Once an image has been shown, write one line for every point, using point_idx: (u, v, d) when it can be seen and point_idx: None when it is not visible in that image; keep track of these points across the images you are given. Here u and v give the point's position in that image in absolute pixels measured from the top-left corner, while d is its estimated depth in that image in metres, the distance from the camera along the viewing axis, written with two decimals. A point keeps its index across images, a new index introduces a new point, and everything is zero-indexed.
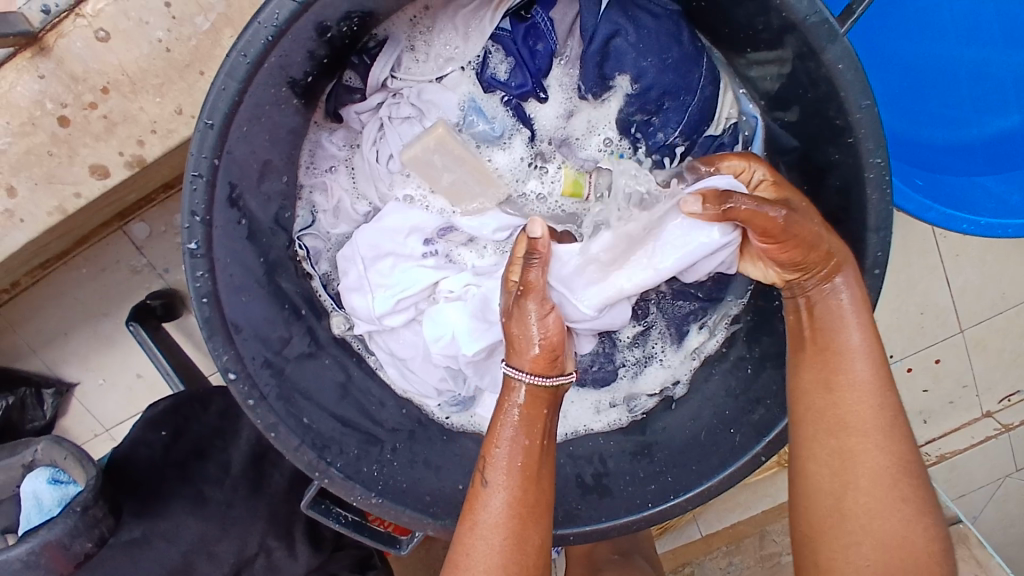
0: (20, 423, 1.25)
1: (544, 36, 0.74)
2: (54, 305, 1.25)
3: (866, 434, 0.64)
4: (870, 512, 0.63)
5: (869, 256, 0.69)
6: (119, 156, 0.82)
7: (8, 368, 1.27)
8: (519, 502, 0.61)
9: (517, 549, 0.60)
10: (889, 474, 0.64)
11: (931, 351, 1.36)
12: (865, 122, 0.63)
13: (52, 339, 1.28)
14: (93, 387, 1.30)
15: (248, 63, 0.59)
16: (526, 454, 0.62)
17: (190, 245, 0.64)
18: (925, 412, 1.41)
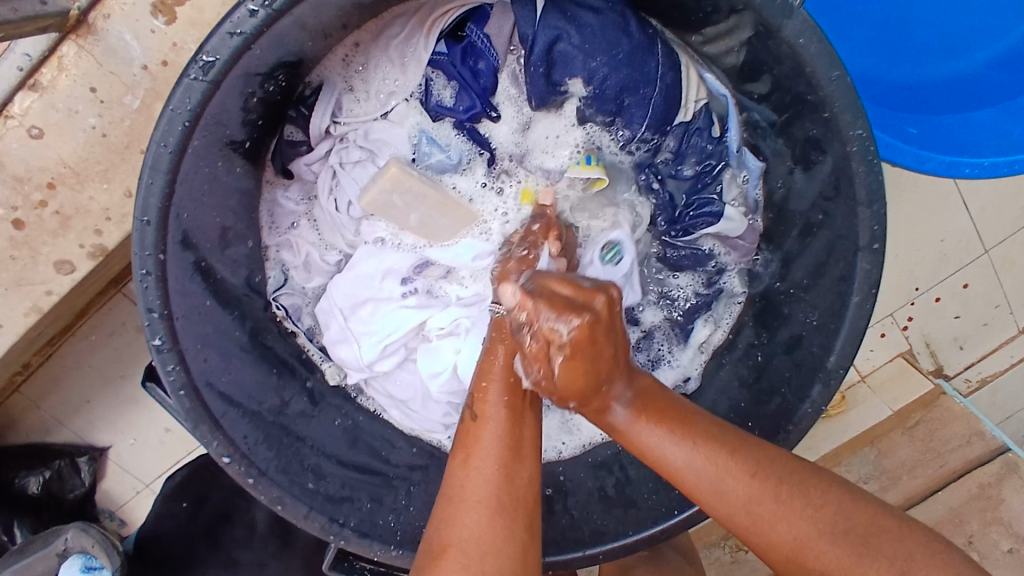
0: (59, 500, 1.09)
1: (484, 53, 0.69)
2: (70, 375, 1.08)
3: (751, 511, 0.54)
4: (841, 575, 0.52)
5: (865, 231, 0.64)
6: (80, 248, 0.79)
7: (38, 445, 1.10)
8: (512, 440, 0.56)
9: (508, 478, 0.53)
10: (840, 520, 0.53)
11: (959, 276, 1.21)
12: (837, 96, 0.59)
13: (76, 406, 1.09)
14: (125, 449, 1.12)
15: (171, 152, 0.55)
16: (513, 395, 0.59)
17: (155, 342, 0.62)
18: (960, 336, 1.25)
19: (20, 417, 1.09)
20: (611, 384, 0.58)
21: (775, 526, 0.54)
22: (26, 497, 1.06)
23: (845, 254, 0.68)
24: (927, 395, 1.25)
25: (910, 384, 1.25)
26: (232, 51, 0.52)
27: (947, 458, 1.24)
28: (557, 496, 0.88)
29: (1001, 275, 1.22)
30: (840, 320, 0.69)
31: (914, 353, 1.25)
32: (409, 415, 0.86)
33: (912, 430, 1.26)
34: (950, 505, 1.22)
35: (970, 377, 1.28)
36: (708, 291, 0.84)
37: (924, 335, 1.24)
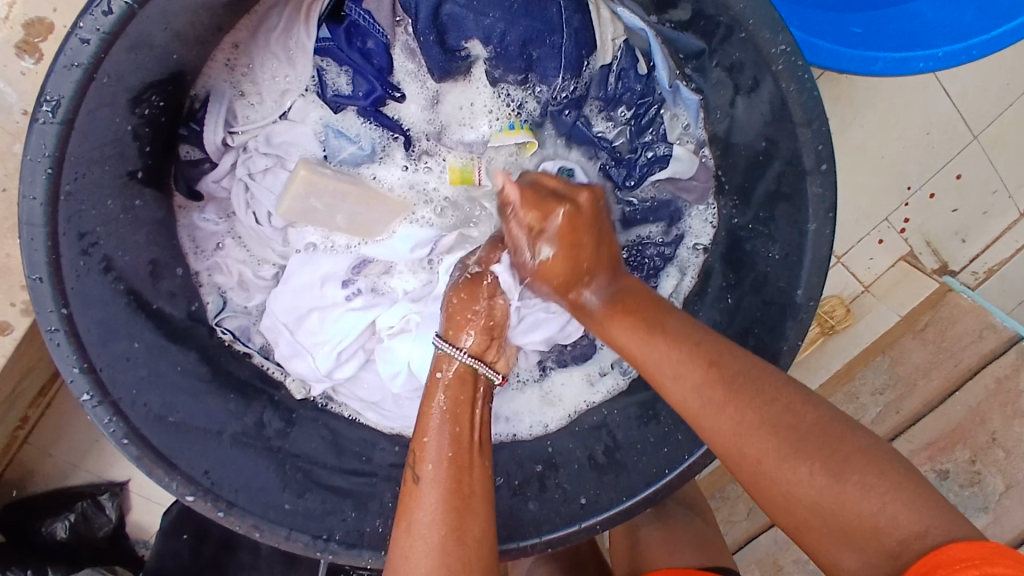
0: (91, 539, 1.09)
1: (370, 32, 0.66)
2: (74, 418, 1.07)
3: (702, 402, 0.52)
4: (777, 467, 0.49)
5: (810, 153, 0.59)
6: (12, 306, 0.76)
7: (60, 489, 1.09)
8: (456, 487, 0.53)
9: (457, 543, 0.50)
10: (787, 422, 0.49)
11: (949, 168, 1.14)
12: (749, 12, 0.54)
13: (92, 444, 1.09)
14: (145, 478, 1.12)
15: (44, 204, 0.53)
16: (454, 445, 0.55)
17: (84, 398, 0.59)
18: (961, 229, 1.18)
19: (36, 466, 1.08)
20: (589, 279, 0.60)
21: (718, 421, 0.51)
22: (57, 542, 1.06)
23: (793, 180, 0.62)
24: (930, 296, 1.19)
25: (914, 285, 1.19)
26: (73, 86, 0.50)
27: (961, 356, 1.18)
28: (549, 472, 0.83)
29: (992, 157, 1.15)
30: (800, 253, 0.64)
31: (915, 254, 1.19)
32: (387, 416, 0.80)
33: (923, 333, 1.20)
34: (970, 405, 1.17)
35: (976, 270, 1.21)
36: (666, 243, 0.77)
37: (922, 234, 1.18)
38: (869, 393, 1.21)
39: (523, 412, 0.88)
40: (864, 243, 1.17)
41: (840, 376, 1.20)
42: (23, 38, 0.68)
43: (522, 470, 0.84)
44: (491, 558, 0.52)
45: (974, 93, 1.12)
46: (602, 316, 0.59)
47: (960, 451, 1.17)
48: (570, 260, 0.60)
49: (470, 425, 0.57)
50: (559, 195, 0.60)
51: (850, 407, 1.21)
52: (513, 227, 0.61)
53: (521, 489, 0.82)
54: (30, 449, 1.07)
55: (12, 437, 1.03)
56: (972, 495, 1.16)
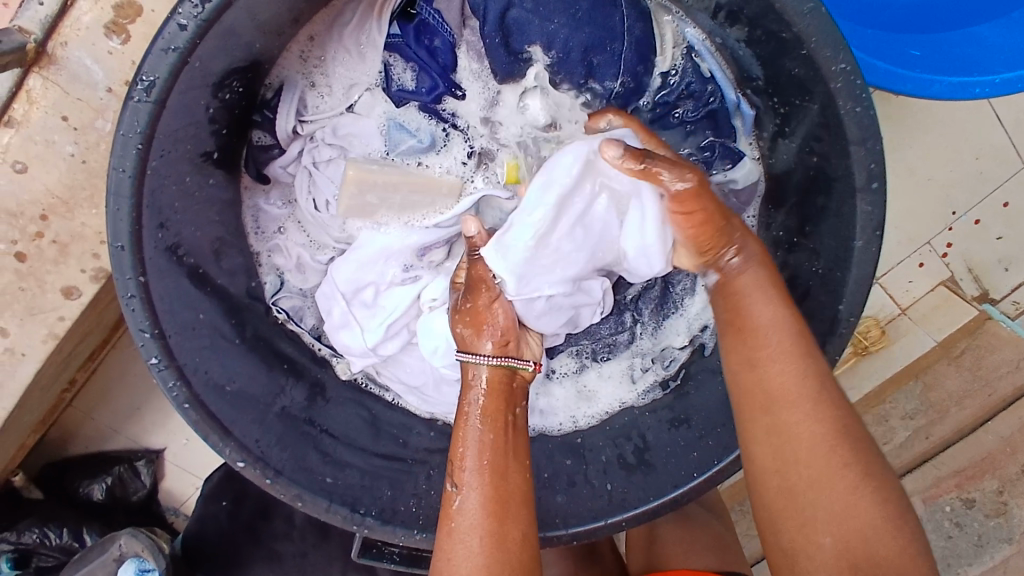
0: (125, 502, 1.14)
1: (438, 30, 0.70)
2: (120, 384, 1.13)
3: (807, 395, 0.54)
4: (847, 493, 0.53)
5: (862, 171, 0.60)
6: (82, 273, 0.81)
7: (101, 452, 1.15)
8: (497, 491, 0.55)
9: (500, 548, 0.53)
10: (846, 441, 0.54)
11: (996, 195, 1.13)
12: (813, 30, 0.55)
13: (133, 411, 1.14)
14: (182, 449, 1.17)
15: (131, 176, 0.56)
16: (492, 432, 0.57)
17: (151, 361, 0.63)
18: (1005, 257, 1.16)
19: (79, 429, 1.15)
20: (733, 243, 0.59)
21: (795, 421, 0.54)
22: (95, 502, 1.12)
23: (843, 197, 0.63)
24: (968, 323, 1.18)
25: (955, 310, 1.18)
26: (168, 68, 0.53)
27: (997, 386, 1.18)
28: (578, 467, 0.85)
29: None
30: (845, 268, 0.65)
31: (955, 280, 1.17)
32: (426, 401, 0.83)
33: (958, 360, 1.20)
34: (1003, 434, 1.17)
35: (1018, 299, 1.17)
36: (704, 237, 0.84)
37: (965, 260, 1.16)
38: (901, 417, 1.21)
39: (561, 406, 0.89)
40: (904, 267, 1.17)
41: (872, 397, 1.21)
42: (112, 19, 0.72)
43: (552, 463, 0.86)
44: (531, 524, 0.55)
45: None
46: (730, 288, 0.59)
47: (987, 480, 1.16)
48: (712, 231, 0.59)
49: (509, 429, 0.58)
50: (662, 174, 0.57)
51: (881, 429, 1.21)
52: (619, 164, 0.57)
53: (550, 482, 0.84)
54: (75, 411, 1.13)
55: (59, 399, 1.09)
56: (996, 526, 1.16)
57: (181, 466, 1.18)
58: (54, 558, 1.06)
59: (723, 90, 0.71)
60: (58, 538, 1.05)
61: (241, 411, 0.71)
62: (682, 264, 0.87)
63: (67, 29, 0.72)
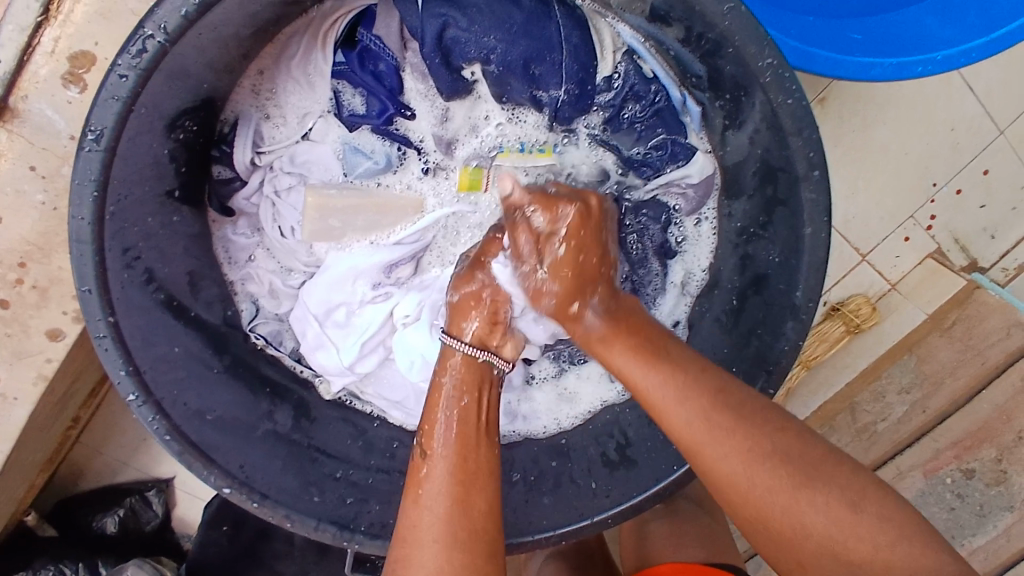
0: (138, 533, 1.16)
1: (381, 55, 0.71)
2: (117, 421, 1.15)
3: (704, 425, 0.55)
4: (788, 507, 0.54)
5: (802, 160, 0.61)
6: (64, 315, 0.83)
7: (105, 487, 1.17)
8: (463, 462, 0.57)
9: (463, 513, 0.54)
10: (784, 454, 0.54)
11: (976, 163, 1.14)
12: (736, 28, 0.56)
13: (137, 444, 1.16)
14: (184, 479, 1.19)
15: (90, 223, 0.58)
16: (459, 443, 0.58)
17: (129, 397, 0.65)
18: (990, 225, 1.18)
19: (87, 464, 1.17)
20: (592, 293, 0.62)
21: (734, 459, 0.54)
22: (109, 535, 1.15)
23: (788, 186, 0.64)
24: (959, 293, 1.19)
25: (943, 282, 1.18)
26: (114, 117, 0.55)
27: (988, 354, 1.17)
28: (563, 467, 0.87)
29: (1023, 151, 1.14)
30: (798, 255, 0.66)
31: (943, 252, 1.18)
32: (411, 414, 0.84)
33: (950, 331, 1.20)
34: (997, 402, 1.16)
35: (1007, 266, 1.20)
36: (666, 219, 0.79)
37: (950, 231, 1.17)
38: (895, 392, 1.22)
39: (542, 410, 0.91)
40: (890, 242, 1.17)
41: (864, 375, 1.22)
42: (68, 70, 0.74)
43: (537, 466, 0.87)
44: (496, 532, 0.55)
45: (1001, 86, 1.12)
46: (604, 334, 0.61)
47: (983, 450, 1.17)
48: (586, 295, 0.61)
49: (480, 405, 0.61)
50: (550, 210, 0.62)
51: (876, 407, 1.22)
52: (519, 242, 0.64)
53: (537, 484, 0.86)
54: (81, 448, 1.15)
55: (64, 437, 1.12)
56: (998, 494, 1.16)
57: (190, 492, 1.20)
58: None
59: (667, 89, 0.71)
60: (75, 573, 1.08)
61: (224, 438, 0.73)
62: (650, 260, 0.80)
63: (27, 83, 0.75)
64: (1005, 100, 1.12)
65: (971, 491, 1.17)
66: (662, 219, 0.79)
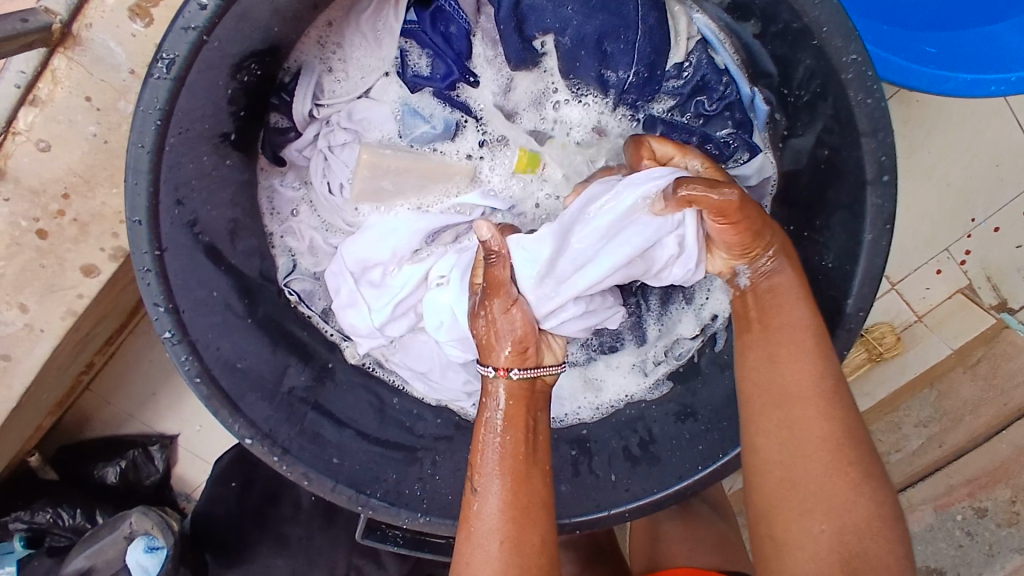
0: (137, 486, 1.16)
1: (454, 17, 0.70)
2: (134, 371, 1.15)
3: (815, 381, 0.57)
4: (823, 479, 0.55)
5: (872, 164, 0.60)
6: (101, 251, 0.83)
7: (113, 436, 1.17)
8: (512, 496, 0.57)
9: (516, 549, 0.55)
10: (854, 450, 0.56)
11: (1018, 203, 1.12)
12: (825, 19, 0.55)
13: (146, 398, 1.16)
14: (193, 436, 1.18)
15: (149, 152, 0.57)
16: (513, 480, 0.57)
17: (166, 334, 0.64)
18: None
19: (95, 412, 1.17)
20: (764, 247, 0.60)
21: (815, 445, 0.56)
22: (108, 486, 1.15)
23: (853, 190, 0.63)
24: (987, 330, 1.16)
25: (971, 317, 1.16)
26: (188, 46, 0.54)
27: (1012, 395, 1.15)
28: (582, 457, 0.86)
29: None
30: (853, 262, 0.65)
31: (973, 287, 1.16)
32: (433, 388, 0.85)
33: (974, 368, 1.18)
34: (1017, 443, 1.14)
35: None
36: None
37: (984, 266, 1.15)
38: (913, 425, 1.20)
39: (564, 395, 0.89)
40: (922, 273, 1.16)
41: (884, 405, 1.20)
42: (136, 3, 0.74)
43: (556, 452, 0.86)
44: (548, 564, 0.57)
45: None
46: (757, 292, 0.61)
47: (1001, 491, 1.14)
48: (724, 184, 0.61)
49: (528, 427, 0.60)
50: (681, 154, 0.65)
51: (891, 437, 1.20)
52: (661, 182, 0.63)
53: (554, 472, 0.85)
54: (91, 396, 1.15)
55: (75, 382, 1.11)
56: (1009, 535, 1.13)
57: (193, 451, 1.20)
58: (65, 538, 1.10)
59: (738, 84, 0.71)
60: (71, 519, 1.08)
61: (248, 388, 0.72)
62: None
63: (92, 12, 0.74)
64: None
65: (982, 529, 1.14)
66: None
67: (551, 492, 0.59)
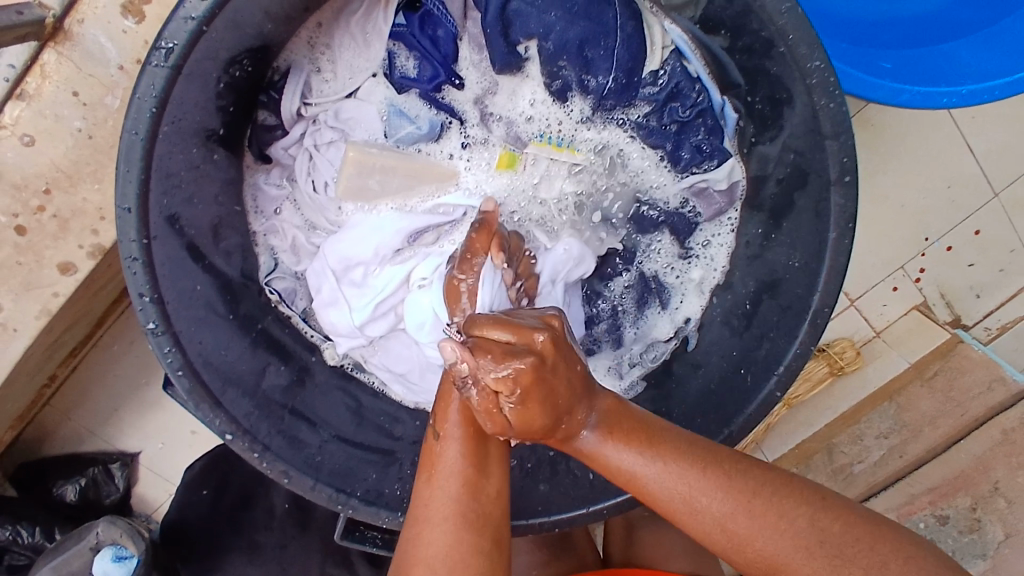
0: (98, 504, 1.13)
1: (442, 21, 0.73)
2: (97, 385, 1.13)
3: (693, 490, 0.53)
4: (772, 530, 0.53)
5: (835, 164, 0.64)
6: (80, 249, 0.83)
7: (72, 453, 1.14)
8: (473, 448, 0.56)
9: (475, 496, 0.55)
10: (771, 510, 0.53)
11: (968, 223, 1.19)
12: (791, 27, 0.59)
13: (109, 412, 1.14)
14: (157, 453, 1.16)
15: (142, 140, 0.58)
16: (472, 429, 0.57)
17: (150, 326, 0.64)
18: (977, 284, 1.22)
19: (54, 429, 1.14)
20: (585, 409, 0.54)
21: (738, 527, 0.53)
22: (67, 504, 1.11)
23: (818, 189, 0.67)
24: (943, 346, 1.21)
25: (927, 333, 1.22)
26: (188, 35, 0.56)
27: (969, 407, 1.19)
28: (561, 458, 0.87)
29: (1015, 216, 1.19)
30: (820, 260, 0.69)
31: (928, 304, 1.22)
32: (411, 390, 0.87)
33: (930, 382, 1.23)
34: (975, 453, 1.18)
35: (989, 325, 1.23)
36: (688, 220, 0.81)
37: (938, 285, 1.22)
38: (874, 436, 1.24)
39: None
40: (879, 290, 1.21)
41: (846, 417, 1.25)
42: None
43: (535, 453, 0.87)
44: (504, 511, 0.56)
45: (1002, 148, 1.16)
46: (518, 398, 0.50)
47: (961, 498, 1.17)
48: (545, 364, 0.51)
49: None
50: (497, 332, 0.52)
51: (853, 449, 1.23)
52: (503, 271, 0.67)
53: (533, 472, 0.86)
54: (52, 410, 1.13)
55: (38, 394, 1.10)
56: (970, 541, 1.15)
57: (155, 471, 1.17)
58: (25, 556, 1.07)
59: (709, 93, 0.74)
60: (31, 538, 1.05)
61: (230, 381, 0.72)
62: (671, 261, 0.83)
63: (85, 8, 0.75)
64: (1007, 161, 1.17)
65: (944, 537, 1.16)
66: (677, 215, 0.81)
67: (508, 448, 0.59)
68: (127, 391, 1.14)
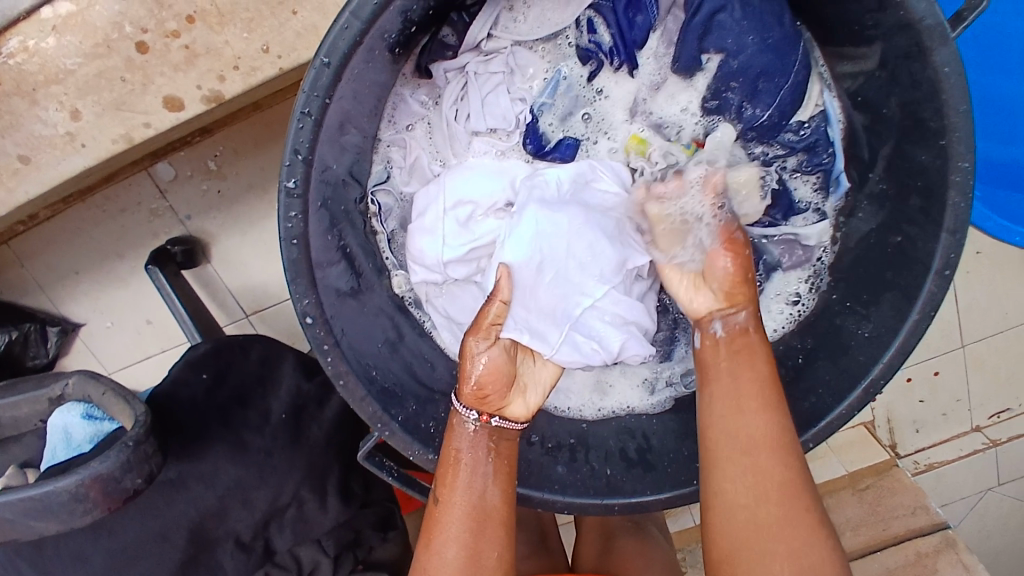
0: (20, 358, 1.34)
1: (645, 9, 0.78)
2: (66, 243, 1.32)
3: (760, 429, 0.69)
4: (780, 507, 0.67)
5: (942, 257, 0.69)
6: (197, 89, 0.87)
7: (13, 304, 1.34)
8: (479, 501, 0.71)
9: (476, 538, 0.71)
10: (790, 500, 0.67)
11: (934, 363, 1.37)
12: (960, 126, 0.63)
13: (60, 274, 1.34)
14: (97, 330, 1.39)
15: (375, 4, 0.59)
16: (476, 493, 0.71)
17: (289, 183, 0.63)
18: (918, 421, 1.42)
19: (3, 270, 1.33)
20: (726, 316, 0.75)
21: (763, 485, 0.67)
22: None
23: (914, 274, 0.72)
24: (878, 463, 1.37)
25: (868, 450, 1.39)
26: None
27: (890, 524, 1.31)
28: (580, 447, 0.90)
29: (970, 371, 1.39)
30: (893, 334, 0.74)
31: (875, 424, 1.42)
32: (458, 341, 0.87)
33: (862, 492, 1.35)
34: (887, 565, 1.27)
35: (919, 460, 1.45)
36: (772, 266, 0.87)
37: (888, 412, 1.42)
38: None
39: (576, 388, 0.93)
40: None
41: None
42: None
43: (556, 436, 0.90)
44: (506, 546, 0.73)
45: (982, 309, 1.33)
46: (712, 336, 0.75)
47: None
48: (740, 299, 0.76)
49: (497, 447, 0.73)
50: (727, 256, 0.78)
51: None
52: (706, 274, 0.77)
53: (553, 452, 0.89)
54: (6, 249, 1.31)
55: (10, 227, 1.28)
56: None
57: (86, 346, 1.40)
58: None
59: (837, 160, 0.82)
60: None
61: (325, 266, 0.72)
62: None
63: None
64: (980, 322, 1.35)
65: None
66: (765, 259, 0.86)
67: (511, 484, 0.73)
68: (86, 257, 1.34)
